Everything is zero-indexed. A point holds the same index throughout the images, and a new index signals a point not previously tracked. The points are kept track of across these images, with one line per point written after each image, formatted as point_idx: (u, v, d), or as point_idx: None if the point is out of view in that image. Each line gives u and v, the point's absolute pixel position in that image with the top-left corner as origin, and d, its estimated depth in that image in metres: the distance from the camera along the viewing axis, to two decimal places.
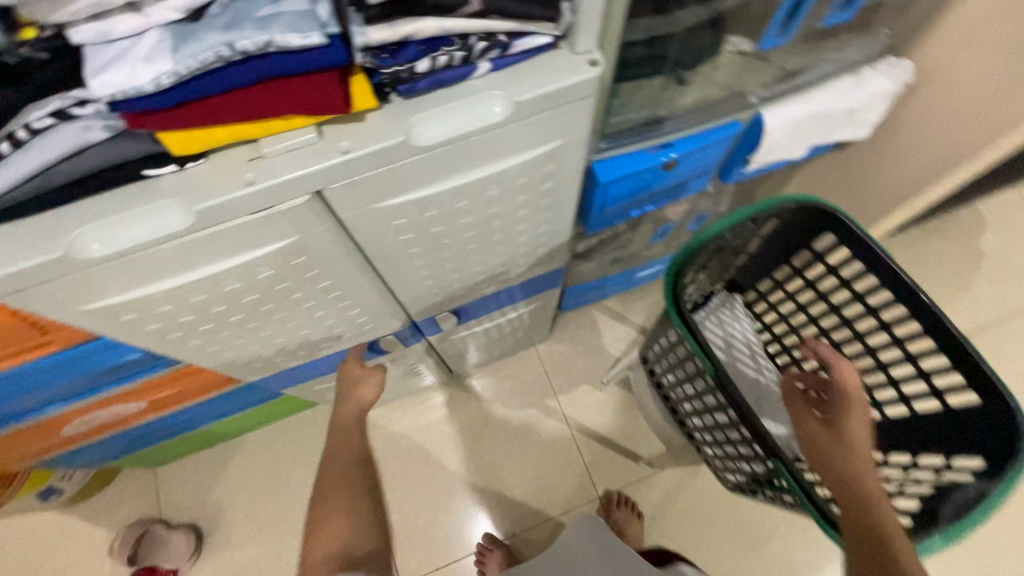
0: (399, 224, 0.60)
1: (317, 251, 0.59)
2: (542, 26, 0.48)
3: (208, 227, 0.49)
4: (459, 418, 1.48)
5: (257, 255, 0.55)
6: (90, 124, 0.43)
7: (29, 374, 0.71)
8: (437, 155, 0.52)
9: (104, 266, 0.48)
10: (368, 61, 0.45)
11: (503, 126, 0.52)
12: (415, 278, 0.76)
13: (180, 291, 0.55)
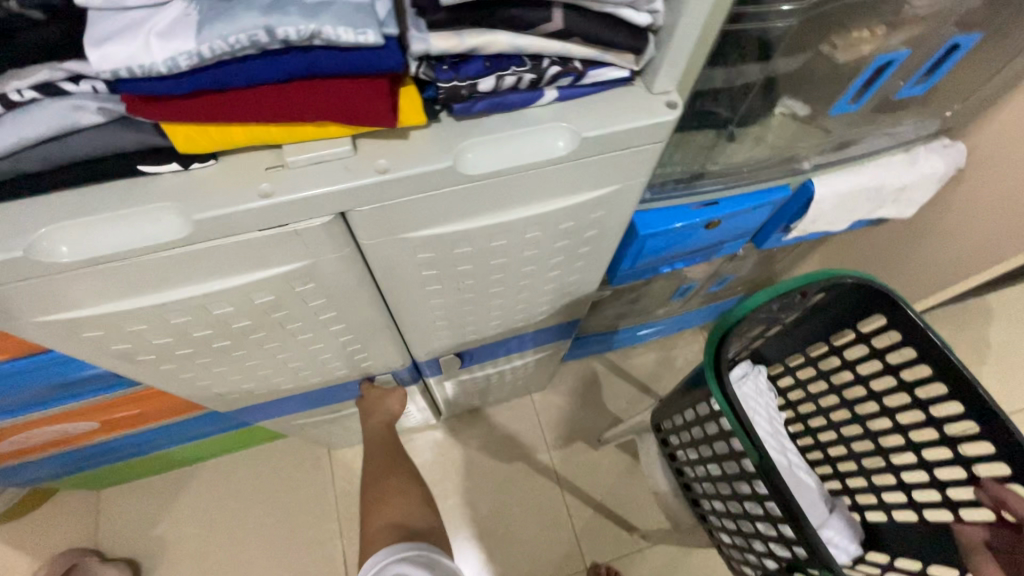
0: (424, 258, 0.53)
1: (327, 279, 0.51)
2: (622, 58, 0.42)
3: (205, 242, 0.41)
4: (442, 466, 1.36)
5: (260, 278, 0.47)
6: (82, 104, 0.35)
7: None
8: (485, 188, 0.45)
9: (73, 274, 0.40)
10: (424, 73, 0.39)
11: (564, 163, 0.45)
12: (427, 317, 0.67)
13: (160, 311, 0.47)
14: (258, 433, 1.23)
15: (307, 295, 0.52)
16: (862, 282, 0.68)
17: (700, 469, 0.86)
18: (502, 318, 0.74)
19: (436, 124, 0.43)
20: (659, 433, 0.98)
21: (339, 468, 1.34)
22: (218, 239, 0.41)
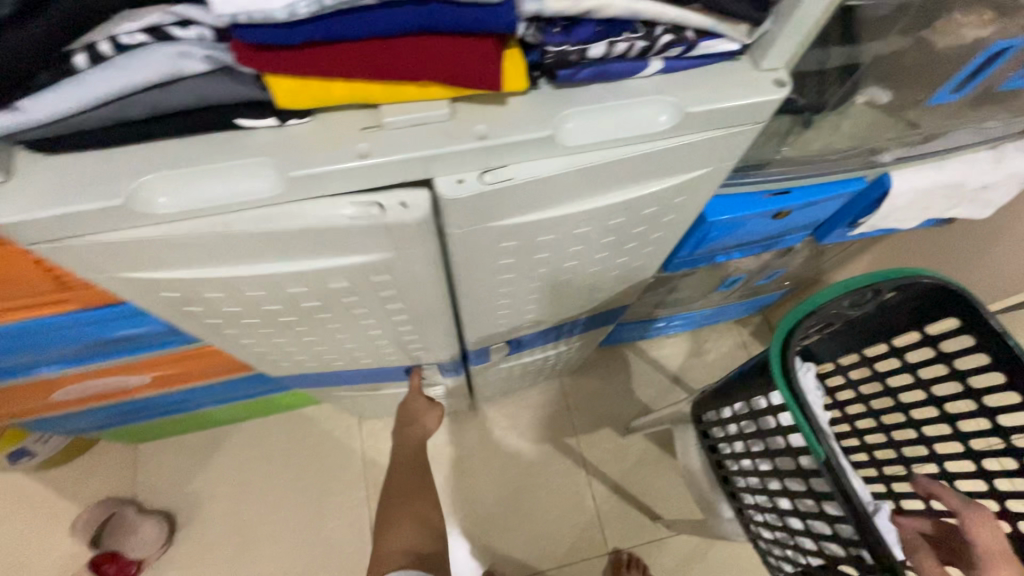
0: (506, 245, 0.51)
1: (402, 270, 0.50)
2: (735, 30, 0.40)
3: (296, 223, 0.40)
4: (469, 444, 1.37)
5: (338, 264, 0.46)
6: (187, 51, 0.34)
7: (34, 332, 0.62)
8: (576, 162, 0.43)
9: (159, 229, 0.39)
10: (532, 36, 0.37)
11: (663, 139, 0.43)
12: None
13: (237, 282, 0.47)
14: (293, 399, 1.25)
15: (377, 285, 0.52)
16: (937, 281, 0.66)
17: (742, 463, 0.85)
18: (558, 300, 0.72)
19: (532, 92, 0.41)
20: (698, 424, 0.96)
21: (368, 439, 1.35)
22: (308, 206, 0.40)
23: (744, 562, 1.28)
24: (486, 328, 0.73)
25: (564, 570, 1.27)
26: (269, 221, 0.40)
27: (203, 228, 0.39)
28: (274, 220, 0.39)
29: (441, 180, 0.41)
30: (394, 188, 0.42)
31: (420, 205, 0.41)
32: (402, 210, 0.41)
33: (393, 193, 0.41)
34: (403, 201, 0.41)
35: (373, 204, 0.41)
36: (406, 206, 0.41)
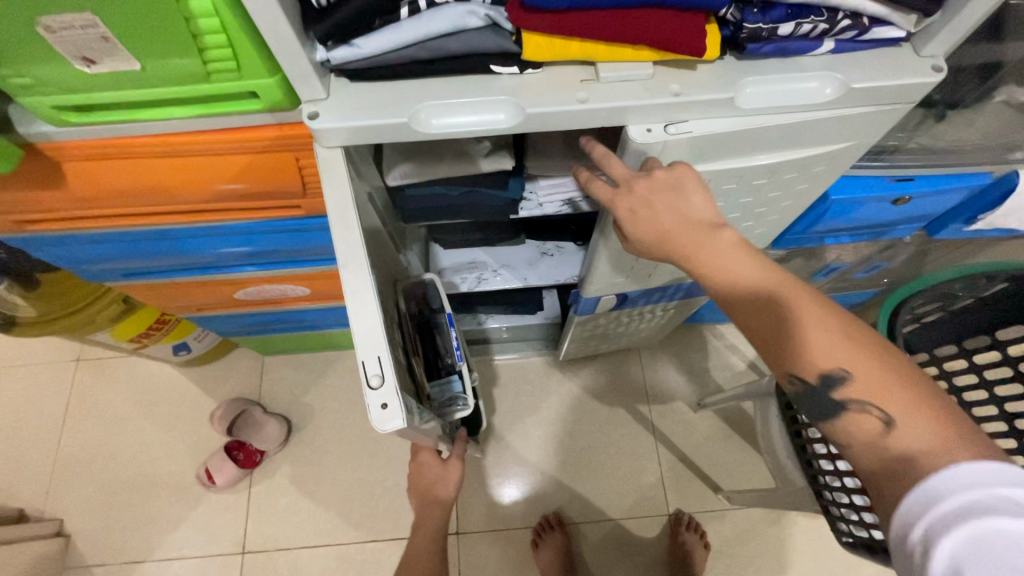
0: None
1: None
2: (905, 19, 0.47)
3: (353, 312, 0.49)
4: (548, 396, 1.48)
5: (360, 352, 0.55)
6: (474, 10, 0.46)
7: (256, 231, 0.76)
8: (749, 120, 0.52)
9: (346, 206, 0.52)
10: (732, 14, 0.46)
11: (823, 108, 0.52)
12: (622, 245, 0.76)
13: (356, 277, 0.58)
14: None
15: None
16: None
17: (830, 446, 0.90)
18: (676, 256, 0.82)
19: (717, 63, 0.50)
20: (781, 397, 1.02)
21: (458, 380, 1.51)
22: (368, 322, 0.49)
23: (801, 545, 1.33)
24: (609, 275, 0.83)
25: (625, 522, 1.37)
26: (352, 290, 0.50)
27: (343, 246, 0.51)
28: (362, 293, 0.50)
29: (636, 125, 0.52)
30: (395, 396, 0.47)
31: (385, 420, 0.46)
32: (378, 406, 0.47)
33: (391, 394, 0.47)
34: (387, 403, 0.47)
35: (376, 378, 0.48)
36: (382, 410, 0.47)
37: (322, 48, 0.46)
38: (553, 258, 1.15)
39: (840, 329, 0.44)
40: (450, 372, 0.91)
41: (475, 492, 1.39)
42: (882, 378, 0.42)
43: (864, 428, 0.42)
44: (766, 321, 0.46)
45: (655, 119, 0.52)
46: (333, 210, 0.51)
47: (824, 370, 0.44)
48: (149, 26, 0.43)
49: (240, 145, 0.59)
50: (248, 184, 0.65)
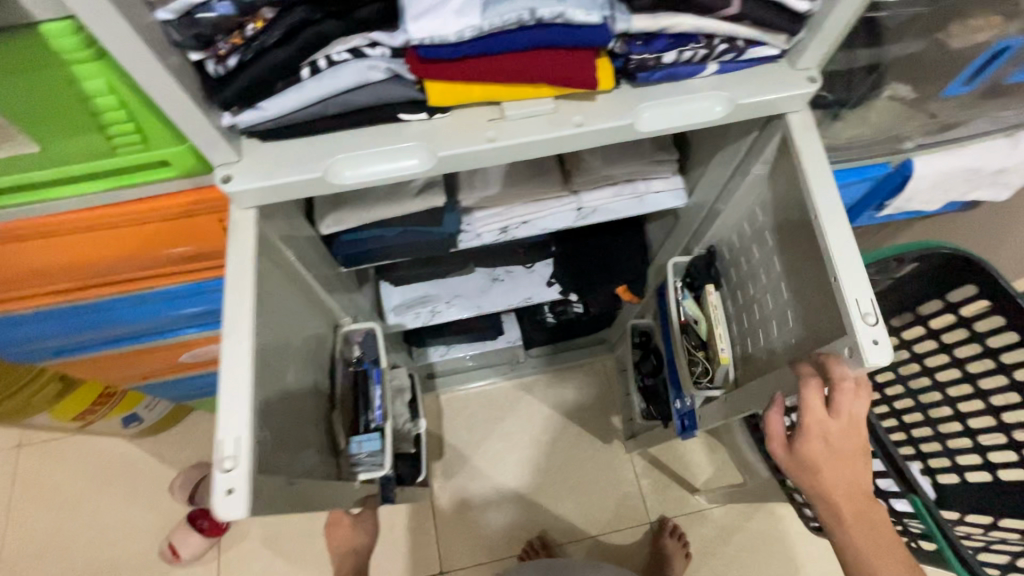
0: None
1: (264, 447, 0.55)
2: (776, 39, 0.52)
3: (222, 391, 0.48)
4: (520, 421, 1.48)
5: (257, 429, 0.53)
6: (375, 65, 0.47)
7: (190, 294, 0.74)
8: (837, 251, 0.55)
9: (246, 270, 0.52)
10: (619, 47, 0.50)
11: (826, 182, 0.57)
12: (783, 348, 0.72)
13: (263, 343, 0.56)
14: None
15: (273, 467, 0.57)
16: (958, 253, 0.76)
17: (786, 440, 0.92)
18: (754, 352, 0.81)
19: (615, 91, 0.53)
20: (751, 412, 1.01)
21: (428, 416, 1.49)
22: (232, 405, 0.48)
23: (781, 533, 1.36)
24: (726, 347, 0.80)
25: (607, 536, 1.37)
26: (230, 364, 0.49)
27: (231, 315, 0.51)
28: (238, 370, 0.49)
29: (861, 342, 0.52)
30: (245, 479, 0.46)
31: (226, 507, 0.45)
32: (225, 492, 0.46)
33: (240, 479, 0.46)
34: (233, 488, 0.46)
35: (229, 460, 0.46)
36: (227, 495, 0.46)
37: (229, 112, 0.47)
38: (504, 283, 1.17)
39: None
40: (369, 431, 0.80)
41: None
42: None
43: None
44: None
45: (869, 329, 0.52)
46: (230, 273, 0.51)
47: None
48: (45, 111, 0.43)
49: (159, 212, 0.58)
50: (176, 250, 0.64)
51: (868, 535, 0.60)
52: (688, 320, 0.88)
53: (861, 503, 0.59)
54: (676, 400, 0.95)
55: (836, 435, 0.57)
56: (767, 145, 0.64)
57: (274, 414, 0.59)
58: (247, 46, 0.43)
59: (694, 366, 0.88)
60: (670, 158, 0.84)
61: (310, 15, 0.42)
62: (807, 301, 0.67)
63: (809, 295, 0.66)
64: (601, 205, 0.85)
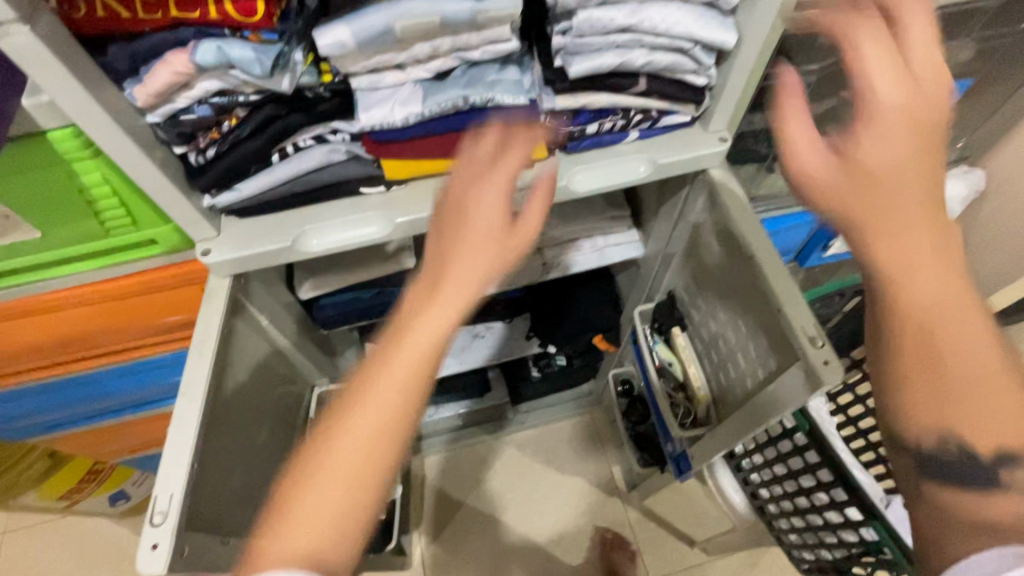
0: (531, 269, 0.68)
1: (212, 506, 0.56)
2: (685, 107, 0.59)
3: (170, 447, 0.50)
4: (511, 479, 1.47)
5: (202, 488, 0.54)
6: (336, 148, 0.54)
7: (173, 363, 0.77)
8: (772, 277, 0.56)
9: (208, 335, 0.56)
10: (549, 122, 0.57)
11: (753, 222, 0.60)
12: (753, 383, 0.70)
13: (221, 404, 0.59)
14: None
15: (217, 526, 0.56)
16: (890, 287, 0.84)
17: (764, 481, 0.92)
18: (729, 388, 0.78)
19: (550, 158, 0.61)
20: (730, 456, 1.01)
21: (419, 478, 1.48)
22: (174, 463, 0.49)
23: None
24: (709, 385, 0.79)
25: None
26: (178, 424, 0.52)
27: (188, 375, 0.54)
28: (185, 427, 0.51)
29: (813, 364, 0.51)
30: (170, 534, 0.46)
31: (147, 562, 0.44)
32: (151, 548, 0.46)
33: (167, 534, 0.46)
34: (158, 543, 0.46)
35: (159, 515, 0.47)
36: (153, 550, 0.46)
37: (208, 195, 0.53)
38: (484, 339, 1.22)
39: None
40: None
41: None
42: None
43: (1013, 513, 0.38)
44: (956, 326, 0.39)
45: (816, 351, 0.51)
46: (195, 338, 0.56)
47: (995, 453, 0.39)
48: (48, 203, 0.50)
49: (148, 285, 0.64)
50: (159, 319, 0.68)
51: (929, 301, 0.40)
52: (663, 363, 0.87)
53: (949, 274, 0.41)
54: (668, 441, 0.93)
55: (931, 144, 0.41)
56: (699, 197, 0.70)
57: (231, 474, 0.61)
58: (224, 138, 0.50)
59: (677, 409, 0.86)
60: (622, 214, 0.92)
61: (276, 111, 0.49)
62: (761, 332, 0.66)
63: (763, 327, 0.65)
64: (563, 258, 0.91)
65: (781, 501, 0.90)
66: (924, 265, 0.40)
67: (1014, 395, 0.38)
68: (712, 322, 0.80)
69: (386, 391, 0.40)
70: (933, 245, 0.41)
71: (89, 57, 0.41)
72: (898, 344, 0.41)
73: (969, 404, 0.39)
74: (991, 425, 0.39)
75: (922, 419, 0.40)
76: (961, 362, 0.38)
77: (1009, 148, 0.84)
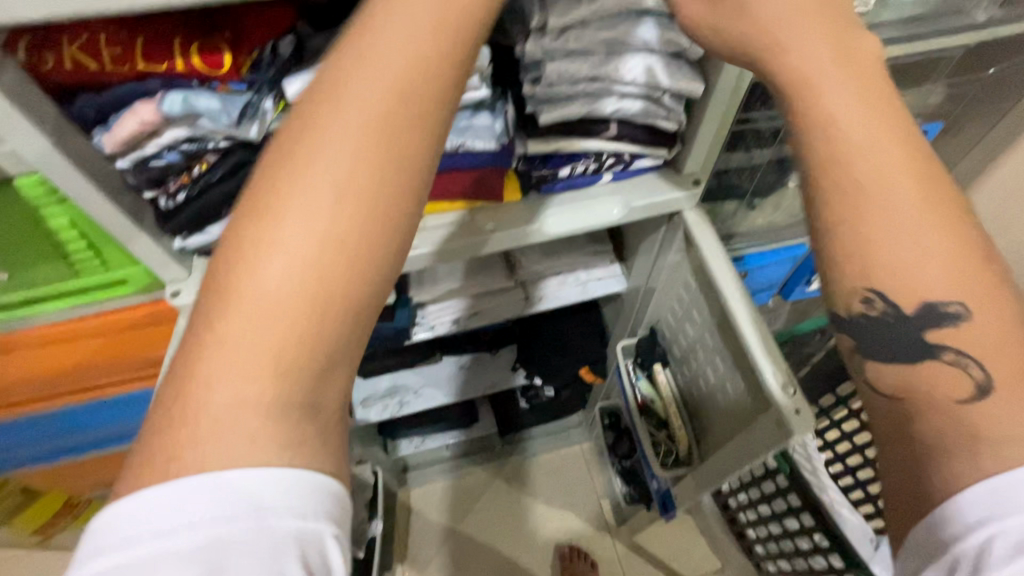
0: None
1: None
2: (658, 152, 0.60)
3: None
4: (498, 511, 1.44)
5: None
6: None
7: (142, 401, 0.75)
8: (744, 322, 0.56)
9: None
10: (522, 166, 0.58)
11: (725, 266, 0.60)
12: (732, 425, 0.69)
13: None
14: None
15: None
16: None
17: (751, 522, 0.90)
18: (709, 427, 0.78)
19: (524, 199, 0.61)
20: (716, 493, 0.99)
21: (404, 510, 1.44)
22: None
23: None
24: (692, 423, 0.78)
25: None
26: None
27: None
28: None
29: (783, 413, 0.50)
30: None
31: None
32: None
33: None
34: None
35: None
36: None
37: (179, 237, 0.53)
38: (469, 369, 1.21)
39: (965, 250, 0.34)
40: None
41: (290, 453, 0.29)
42: (990, 295, 0.34)
43: (952, 383, 0.34)
44: (879, 156, 0.35)
45: (784, 399, 0.51)
46: None
47: (929, 300, 0.35)
48: None
49: (122, 322, 0.63)
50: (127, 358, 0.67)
51: (855, 137, 0.35)
52: (645, 400, 0.86)
53: (876, 98, 0.36)
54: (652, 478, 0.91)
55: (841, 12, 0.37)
56: (676, 237, 0.70)
57: None
58: (194, 183, 0.50)
59: (658, 446, 0.85)
60: (604, 248, 0.93)
61: (247, 156, 0.49)
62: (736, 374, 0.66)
63: (738, 370, 0.65)
64: (546, 292, 0.91)
65: (768, 541, 0.88)
66: (850, 94, 0.35)
67: (949, 233, 0.34)
68: (691, 359, 0.80)
69: (319, 176, 0.31)
70: (863, 94, 0.35)
71: (58, 107, 0.42)
72: (818, 194, 0.36)
73: (899, 253, 0.34)
74: (917, 269, 0.35)
75: (849, 280, 0.37)
76: (883, 214, 0.34)
77: (985, 187, 0.85)
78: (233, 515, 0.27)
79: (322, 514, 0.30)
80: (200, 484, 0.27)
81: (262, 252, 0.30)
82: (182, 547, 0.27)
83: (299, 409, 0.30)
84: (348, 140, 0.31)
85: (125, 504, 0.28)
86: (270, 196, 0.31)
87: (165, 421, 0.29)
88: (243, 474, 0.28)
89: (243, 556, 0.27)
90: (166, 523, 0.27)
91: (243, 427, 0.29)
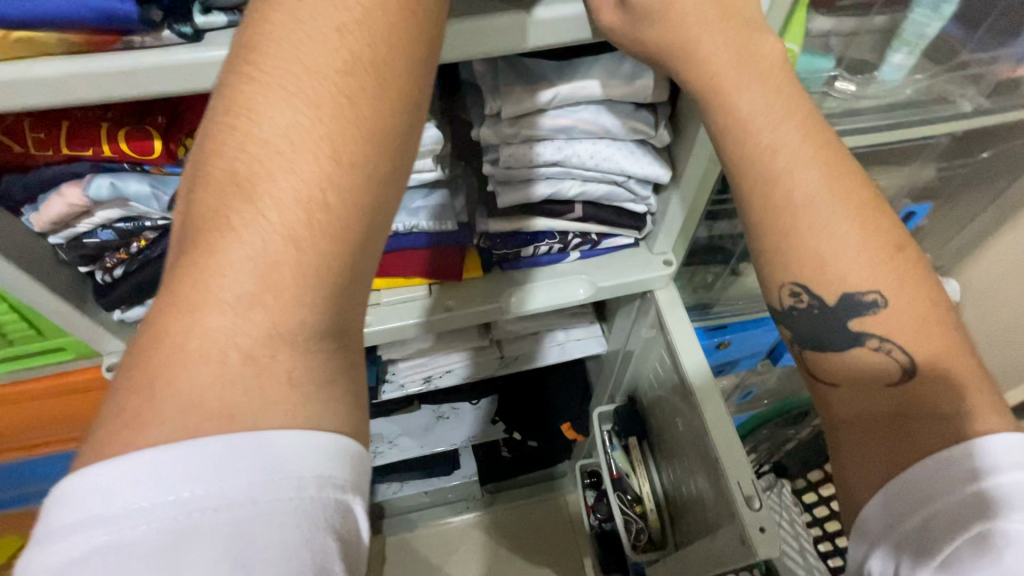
0: None
1: None
2: (627, 231, 0.58)
3: None
4: (475, 565, 1.38)
5: None
6: None
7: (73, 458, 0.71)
8: (711, 421, 0.53)
9: None
10: (482, 243, 0.55)
11: (696, 355, 0.57)
12: (703, 520, 0.65)
13: None
14: None
15: None
16: None
17: None
18: (684, 512, 0.73)
19: (486, 274, 0.59)
20: None
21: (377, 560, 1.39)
22: None
23: None
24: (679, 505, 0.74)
25: None
26: None
27: None
28: None
29: (747, 530, 0.47)
30: None
31: None
32: None
33: None
34: None
35: None
36: None
37: (117, 310, 0.51)
38: (449, 421, 1.13)
39: (881, 232, 0.35)
40: None
41: (321, 390, 0.24)
42: (904, 274, 0.34)
43: (880, 369, 0.34)
44: (789, 144, 0.35)
45: (748, 514, 0.47)
46: None
47: (854, 287, 0.35)
48: None
49: (51, 390, 0.58)
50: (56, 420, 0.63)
51: (769, 131, 0.36)
52: (620, 474, 0.82)
53: (788, 96, 0.36)
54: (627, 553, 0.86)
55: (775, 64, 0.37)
56: (649, 311, 0.67)
57: None
58: (132, 258, 0.48)
59: (629, 526, 0.80)
60: (583, 309, 0.89)
61: None
62: (703, 467, 0.62)
63: (703, 463, 0.61)
64: (524, 352, 0.88)
65: None
66: (767, 85, 0.36)
67: (863, 217, 0.35)
68: (666, 438, 0.76)
69: (315, 59, 0.25)
70: (771, 94, 0.36)
71: None
72: (742, 185, 0.37)
73: (812, 239, 0.35)
74: (834, 253, 0.35)
75: (777, 273, 0.37)
76: (808, 216, 0.35)
77: (978, 265, 0.81)
78: (259, 483, 0.21)
79: (353, 481, 0.23)
80: (217, 447, 0.21)
81: (264, 153, 0.24)
82: (186, 528, 0.20)
83: (323, 338, 0.24)
84: (343, 20, 0.25)
85: (100, 469, 0.20)
86: (256, 90, 0.24)
87: (146, 370, 0.22)
88: (271, 432, 0.22)
89: (266, 533, 0.20)
90: (161, 495, 0.19)
91: (263, 367, 0.23)
